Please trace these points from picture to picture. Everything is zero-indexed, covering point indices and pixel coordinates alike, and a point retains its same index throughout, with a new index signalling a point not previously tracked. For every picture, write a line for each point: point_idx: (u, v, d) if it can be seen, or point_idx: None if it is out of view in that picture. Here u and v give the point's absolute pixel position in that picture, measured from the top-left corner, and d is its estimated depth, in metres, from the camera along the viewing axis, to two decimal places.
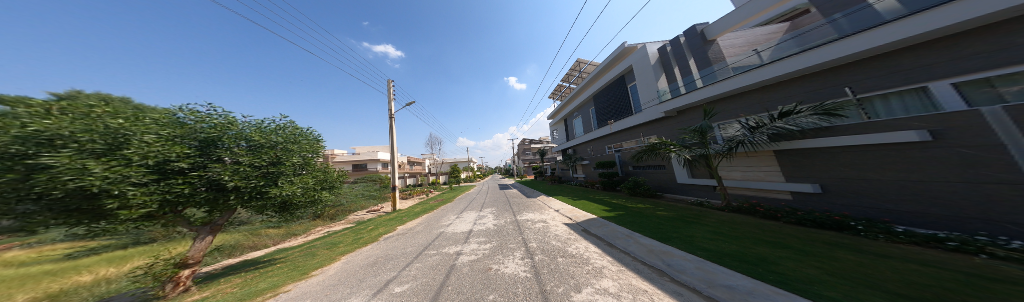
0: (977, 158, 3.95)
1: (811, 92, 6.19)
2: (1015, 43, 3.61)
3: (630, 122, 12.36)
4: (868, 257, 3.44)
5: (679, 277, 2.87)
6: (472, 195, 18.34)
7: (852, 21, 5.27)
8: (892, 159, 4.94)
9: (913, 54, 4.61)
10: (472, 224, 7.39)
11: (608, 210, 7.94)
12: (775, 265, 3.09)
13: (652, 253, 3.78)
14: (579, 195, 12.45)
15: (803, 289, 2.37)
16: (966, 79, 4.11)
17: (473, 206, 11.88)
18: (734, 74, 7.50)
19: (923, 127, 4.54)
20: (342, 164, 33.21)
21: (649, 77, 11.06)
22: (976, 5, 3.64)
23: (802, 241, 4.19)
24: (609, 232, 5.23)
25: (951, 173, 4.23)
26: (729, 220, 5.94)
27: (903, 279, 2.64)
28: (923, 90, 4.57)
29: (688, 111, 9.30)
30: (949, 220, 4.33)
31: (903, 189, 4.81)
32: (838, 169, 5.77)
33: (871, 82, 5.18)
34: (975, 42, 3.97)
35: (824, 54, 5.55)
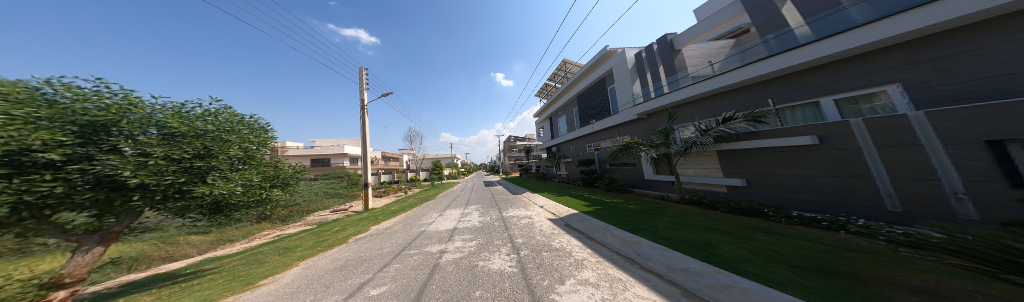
0: (847, 159, 5.27)
1: (744, 102, 7.37)
2: (874, 70, 5.02)
3: (608, 122, 13.29)
4: (776, 237, 4.35)
5: (647, 265, 3.25)
6: (455, 192, 17.77)
7: (780, 42, 6.37)
8: (794, 159, 6.22)
9: (817, 73, 5.86)
10: (457, 222, 7.24)
11: (586, 204, 8.53)
12: (716, 248, 3.72)
13: (625, 244, 4.20)
14: (561, 192, 13.12)
15: (734, 267, 2.92)
16: (842, 96, 5.52)
17: (455, 204, 11.53)
18: (693, 82, 8.41)
19: (812, 133, 5.80)
20: (298, 158, 29.11)
21: (627, 81, 12.04)
22: (865, 34, 4.80)
23: (734, 227, 5.08)
24: (589, 226, 5.64)
25: (830, 169, 5.56)
26: (684, 211, 6.91)
27: (797, 253, 3.43)
28: (816, 105, 5.97)
29: (655, 114, 10.30)
30: (826, 207, 5.69)
31: (799, 183, 6.17)
32: (759, 167, 7.01)
33: (786, 95, 6.44)
34: (855, 67, 5.27)
35: (761, 68, 6.60)
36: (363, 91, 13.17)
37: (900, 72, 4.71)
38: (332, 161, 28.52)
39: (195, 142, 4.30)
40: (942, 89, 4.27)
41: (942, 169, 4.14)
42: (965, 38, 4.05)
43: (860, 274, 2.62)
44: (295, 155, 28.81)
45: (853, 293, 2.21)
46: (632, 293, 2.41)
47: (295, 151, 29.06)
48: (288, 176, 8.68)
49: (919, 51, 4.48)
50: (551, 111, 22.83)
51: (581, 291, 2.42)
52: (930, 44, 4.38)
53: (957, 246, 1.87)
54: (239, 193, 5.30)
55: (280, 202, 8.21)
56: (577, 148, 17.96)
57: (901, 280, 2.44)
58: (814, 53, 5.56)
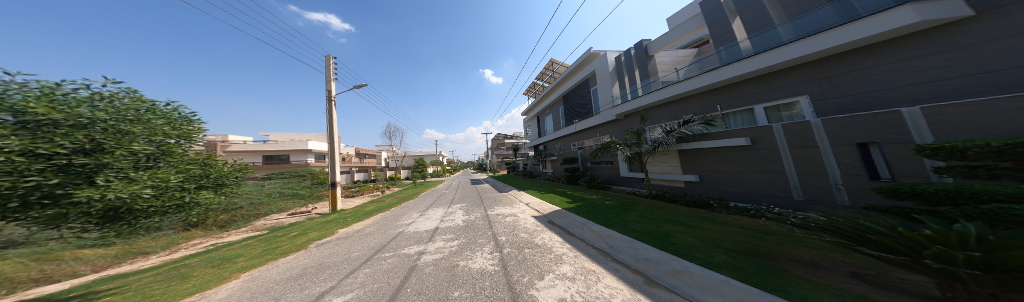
0: (769, 157, 6.44)
1: (699, 107, 8.48)
2: (790, 83, 6.41)
3: (590, 123, 14.15)
4: (718, 225, 5.10)
5: (617, 257, 3.51)
6: (439, 191, 16.95)
7: (727, 55, 7.44)
8: (732, 157, 7.38)
9: (753, 84, 7.11)
10: (439, 221, 6.90)
11: (568, 201, 8.92)
12: (673, 237, 4.22)
13: (600, 238, 4.47)
14: (545, 189, 13.47)
15: (684, 254, 3.35)
16: (770, 104, 6.84)
17: (439, 203, 10.95)
18: (662, 87, 9.35)
19: (748, 135, 6.92)
20: (245, 154, 24.90)
21: (608, 83, 13.05)
22: (788, 52, 6.06)
23: (689, 218, 5.80)
24: (569, 222, 5.89)
25: (756, 166, 6.76)
26: (651, 206, 7.65)
27: (733, 238, 4.08)
28: (751, 112, 7.24)
29: (630, 116, 11.29)
30: (755, 198, 6.85)
31: (736, 178, 7.32)
32: (708, 164, 8.15)
33: (731, 102, 7.65)
34: (779, 80, 6.60)
35: (714, 77, 7.63)
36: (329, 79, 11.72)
37: (811, 87, 6.04)
38: (290, 158, 24.91)
39: (77, 134, 3.51)
40: (834, 101, 5.69)
41: (828, 164, 5.37)
42: (845, 62, 5.50)
43: (772, 253, 3.26)
44: (240, 151, 24.55)
45: (767, 269, 2.71)
46: (604, 284, 2.57)
47: (242, 147, 24.83)
48: (222, 174, 7.26)
49: (822, 69, 5.86)
50: (539, 110, 23.39)
51: (558, 285, 2.50)
52: (829, 63, 5.75)
53: (830, 223, 2.48)
54: (146, 197, 4.72)
55: (213, 205, 6.80)
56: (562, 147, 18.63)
57: (801, 257, 3.07)
58: (755, 64, 6.70)
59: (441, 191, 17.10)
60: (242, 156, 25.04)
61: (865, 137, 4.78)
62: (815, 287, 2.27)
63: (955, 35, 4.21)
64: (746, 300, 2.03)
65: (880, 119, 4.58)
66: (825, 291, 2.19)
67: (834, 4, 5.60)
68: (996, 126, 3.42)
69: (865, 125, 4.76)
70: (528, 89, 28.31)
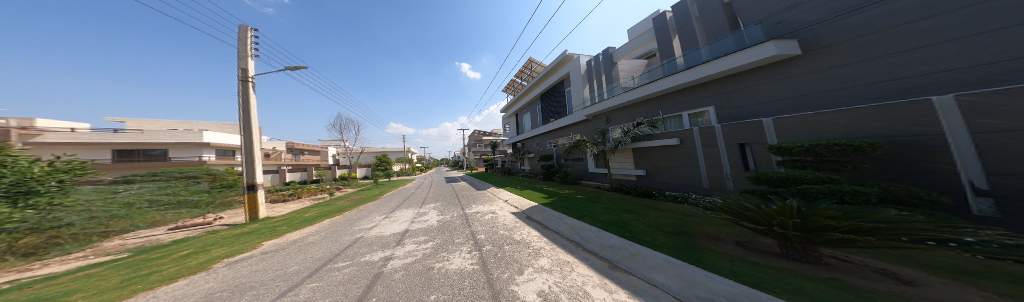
0: (690, 155, 8.14)
1: (647, 111, 10.00)
2: (704, 95, 8.19)
3: (564, 122, 15.13)
4: (659, 211, 6.16)
5: (587, 246, 3.90)
6: (407, 191, 15.40)
7: (666, 68, 8.98)
8: (667, 154, 9.00)
9: (682, 94, 8.77)
10: (409, 223, 6.29)
11: (543, 197, 9.34)
12: (629, 225, 4.92)
13: (573, 230, 4.86)
14: (524, 185, 13.75)
15: (637, 239, 3.96)
16: (692, 112, 8.58)
17: (407, 204, 9.94)
18: (621, 92, 10.65)
19: (677, 136, 8.55)
20: (94, 147, 17.47)
21: (580, 85, 14.10)
22: (705, 70, 7.66)
23: (638, 207, 6.84)
24: (545, 216, 6.22)
25: (681, 162, 8.45)
26: (611, 198, 8.71)
27: (670, 221, 5.01)
28: (679, 117, 8.96)
29: (597, 117, 12.65)
30: (681, 187, 8.57)
31: (670, 171, 8.96)
32: (650, 160, 9.72)
33: (667, 108, 9.28)
34: (698, 92, 8.33)
35: (657, 86, 9.08)
36: (246, 58, 9.06)
37: (716, 100, 7.89)
38: (182, 153, 18.65)
39: None
40: (728, 111, 7.60)
41: (724, 160, 7.11)
42: (738, 82, 7.34)
43: (695, 232, 4.15)
44: (85, 142, 17.12)
45: (691, 245, 3.48)
46: (577, 273, 2.83)
47: (85, 137, 17.21)
48: (25, 175, 4.26)
49: (724, 86, 7.66)
50: (517, 108, 23.85)
51: (537, 278, 2.63)
52: (730, 82, 7.53)
53: (725, 206, 3.34)
54: None
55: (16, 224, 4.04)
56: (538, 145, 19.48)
57: (712, 234, 4.01)
58: (683, 78, 8.27)
59: (409, 190, 15.57)
60: (88, 150, 17.50)
61: (746, 139, 6.52)
62: (719, 256, 3.04)
63: None
64: (680, 274, 2.58)
65: (753, 126, 6.35)
66: (727, 258, 2.96)
67: (733, 35, 7.34)
68: (812, 134, 5.23)
69: (745, 130, 6.50)
70: (506, 86, 28.34)
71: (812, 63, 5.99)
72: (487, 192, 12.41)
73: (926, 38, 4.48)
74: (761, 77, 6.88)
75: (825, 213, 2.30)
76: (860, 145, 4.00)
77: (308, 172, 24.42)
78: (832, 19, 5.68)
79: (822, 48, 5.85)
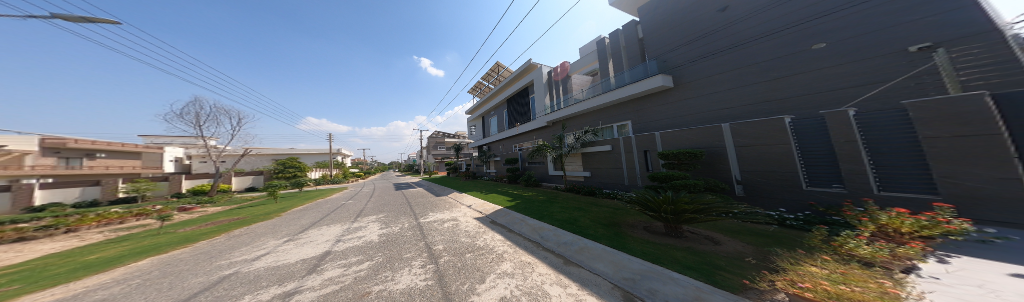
0: (617, 158, 10.07)
1: (590, 121, 11.97)
2: (625, 111, 10.47)
3: (529, 127, 16.10)
4: (601, 207, 7.25)
5: (546, 245, 4.14)
6: (335, 203, 12.07)
7: (601, 87, 11.08)
8: (603, 158, 10.79)
9: (613, 110, 10.96)
10: (339, 242, 4.92)
11: (508, 199, 9.39)
12: (579, 221, 5.54)
13: (534, 231, 5.05)
14: (489, 189, 13.41)
15: (584, 233, 4.54)
16: (619, 124, 10.77)
17: (333, 220, 7.69)
18: (570, 104, 12.45)
19: (609, 143, 10.41)
20: None
21: (543, 92, 15.35)
22: (624, 91, 9.85)
23: (586, 204, 7.81)
24: (510, 219, 6.22)
25: (613, 164, 10.29)
26: (565, 197, 9.70)
27: (609, 215, 5.96)
28: (610, 129, 11.13)
29: (556, 123, 14.12)
30: (612, 185, 10.42)
31: (606, 173, 10.74)
32: (593, 164, 11.38)
33: (603, 120, 11.38)
34: (622, 108, 10.60)
35: (595, 101, 11.05)
36: None
37: (633, 115, 10.19)
38: None
39: None
40: (640, 125, 9.94)
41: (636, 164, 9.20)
42: (645, 102, 9.75)
43: (623, 221, 5.16)
44: None
45: (618, 233, 4.32)
46: (539, 272, 2.92)
47: None
48: None
49: (637, 104, 10.01)
50: (483, 111, 23.88)
51: (499, 285, 2.54)
52: (641, 101, 9.90)
53: (634, 200, 4.38)
54: None
55: None
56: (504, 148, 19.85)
57: (634, 222, 5.05)
58: (612, 96, 10.35)
59: (338, 202, 12.24)
60: None
61: (648, 146, 8.63)
62: (635, 239, 3.89)
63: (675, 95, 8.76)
64: (616, 259, 3.11)
65: (648, 138, 8.62)
66: (640, 241, 3.79)
67: (641, 66, 9.76)
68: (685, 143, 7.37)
69: (648, 140, 8.60)
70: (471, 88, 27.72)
71: (684, 92, 8.66)
72: (444, 198, 11.40)
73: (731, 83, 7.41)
74: (658, 99, 9.35)
75: (683, 202, 3.51)
76: (692, 152, 6.55)
77: (105, 187, 15.40)
78: (690, 63, 8.57)
79: (688, 82, 8.61)
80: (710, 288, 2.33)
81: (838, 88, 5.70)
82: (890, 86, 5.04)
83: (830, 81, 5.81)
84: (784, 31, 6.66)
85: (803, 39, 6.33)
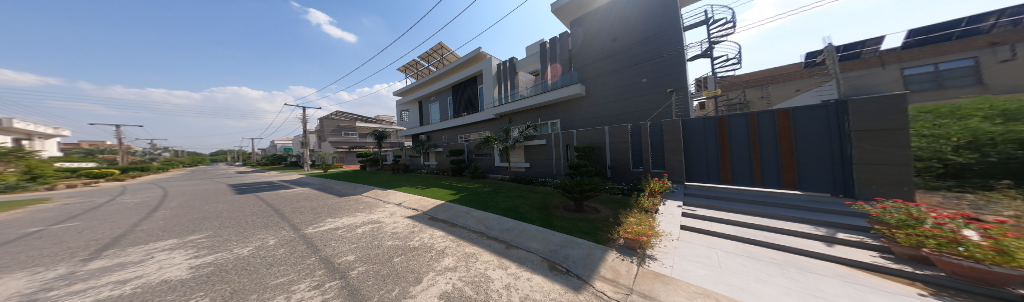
0: (546, 151, 11.10)
1: (531, 118, 13.25)
2: (554, 111, 12.31)
3: (476, 118, 15.92)
4: (539, 193, 8.05)
5: (490, 234, 4.19)
6: (65, 225, 6.08)
7: (537, 89, 12.56)
8: (535, 151, 11.56)
9: (546, 111, 12.66)
10: (117, 281, 2.79)
11: (452, 193, 8.78)
12: (520, 208, 5.90)
13: (479, 221, 4.96)
14: (428, 183, 11.97)
15: (525, 218, 4.92)
16: (551, 121, 12.46)
17: (38, 256, 3.79)
18: (514, 101, 13.46)
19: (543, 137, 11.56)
20: None
21: (492, 84, 15.39)
22: (551, 95, 11.62)
23: (528, 192, 8.45)
24: (453, 213, 5.83)
25: (541, 155, 11.31)
26: (506, 187, 10.02)
27: (547, 200, 6.64)
28: (548, 125, 12.67)
29: (503, 117, 14.71)
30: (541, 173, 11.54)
31: (539, 163, 11.54)
32: (526, 156, 12.14)
33: (540, 117, 12.95)
34: (553, 109, 12.41)
35: (532, 101, 12.46)
36: None
37: (559, 116, 12.23)
38: None
39: None
40: (566, 123, 12.01)
41: (559, 157, 10.52)
42: (564, 106, 11.93)
43: (553, 204, 6.01)
44: None
45: (548, 214, 4.99)
46: (481, 261, 2.96)
47: None
48: None
49: (561, 108, 12.07)
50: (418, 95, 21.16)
51: (439, 281, 2.37)
52: (563, 105, 11.96)
53: (557, 186, 5.24)
54: None
55: None
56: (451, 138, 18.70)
57: (561, 204, 5.97)
58: (547, 97, 11.82)
59: (12, 231, 5.65)
60: None
61: (568, 141, 10.09)
62: (559, 218, 4.62)
63: (581, 103, 11.34)
64: (545, 236, 3.65)
65: (568, 135, 10.14)
66: (561, 218, 4.63)
67: (567, 74, 11.58)
68: (592, 137, 9.16)
69: (569, 135, 10.10)
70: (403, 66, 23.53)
71: (585, 101, 11.21)
72: (350, 199, 8.84)
73: (608, 99, 10.50)
74: (571, 104, 11.66)
75: (584, 185, 4.69)
76: (590, 147, 8.57)
77: None
78: (588, 79, 11.21)
79: (588, 94, 11.15)
80: (595, 245, 3.24)
81: (648, 110, 9.43)
82: (661, 111, 9.04)
83: (647, 103, 9.44)
84: (627, 68, 10.00)
85: (635, 75, 9.79)
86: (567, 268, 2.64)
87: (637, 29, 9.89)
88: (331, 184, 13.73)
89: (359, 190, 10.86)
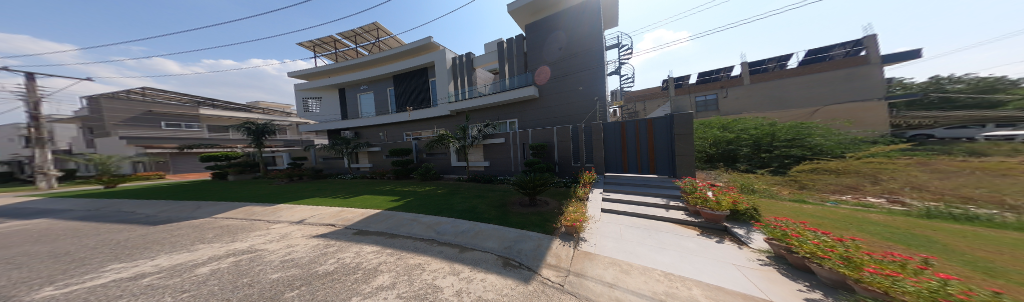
0: (500, 149, 11.24)
1: (487, 116, 13.36)
2: (508, 112, 12.79)
3: (426, 113, 14.67)
4: (496, 192, 8.08)
5: (441, 239, 3.88)
6: None
7: (493, 87, 12.60)
8: (494, 149, 11.41)
9: (501, 111, 13.00)
10: None
11: (394, 199, 7.55)
12: (475, 208, 5.73)
13: (427, 228, 4.51)
14: (356, 190, 9.84)
15: (479, 218, 4.81)
16: (506, 120, 12.87)
17: None
18: (470, 97, 13.07)
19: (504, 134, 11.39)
20: None
21: (444, 78, 14.38)
22: (505, 95, 11.97)
23: (484, 191, 8.35)
24: (392, 222, 5.05)
25: (495, 154, 11.39)
26: (463, 188, 9.52)
27: (502, 198, 6.71)
28: (507, 124, 13.07)
29: (459, 113, 14.12)
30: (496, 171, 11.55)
31: (493, 161, 11.49)
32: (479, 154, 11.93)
33: (494, 116, 13.21)
34: (506, 111, 12.85)
35: (486, 100, 12.47)
36: None
37: (515, 116, 12.78)
38: None
39: None
40: (521, 122, 12.65)
41: (514, 155, 10.87)
42: (517, 107, 12.55)
43: (507, 201, 6.18)
44: None
45: (503, 212, 5.04)
46: (427, 271, 2.68)
47: None
48: None
49: (514, 109, 12.66)
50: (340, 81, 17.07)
51: None
52: (516, 107, 12.56)
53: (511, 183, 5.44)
54: None
55: None
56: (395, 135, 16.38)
57: (515, 200, 6.19)
58: (502, 97, 12.04)
59: None
60: None
61: (522, 139, 10.54)
62: (514, 215, 4.74)
63: (531, 105, 12.19)
64: (499, 234, 3.70)
65: (524, 134, 10.52)
66: (516, 214, 4.78)
67: (522, 76, 12.09)
68: (543, 137, 9.86)
69: (522, 134, 10.58)
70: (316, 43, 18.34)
71: (533, 103, 12.11)
72: (193, 226, 5.74)
73: (551, 102, 11.76)
74: (522, 105, 12.39)
75: (534, 180, 5.07)
76: (541, 146, 9.39)
77: None
78: (539, 83, 12.09)
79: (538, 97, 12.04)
80: (543, 236, 3.53)
81: (583, 113, 11.07)
82: (591, 115, 10.87)
83: (582, 108, 11.05)
84: (568, 77, 11.38)
85: (574, 83, 11.27)
86: (519, 262, 2.76)
87: (578, 43, 11.22)
88: (121, 210, 8.07)
89: (207, 213, 7.15)
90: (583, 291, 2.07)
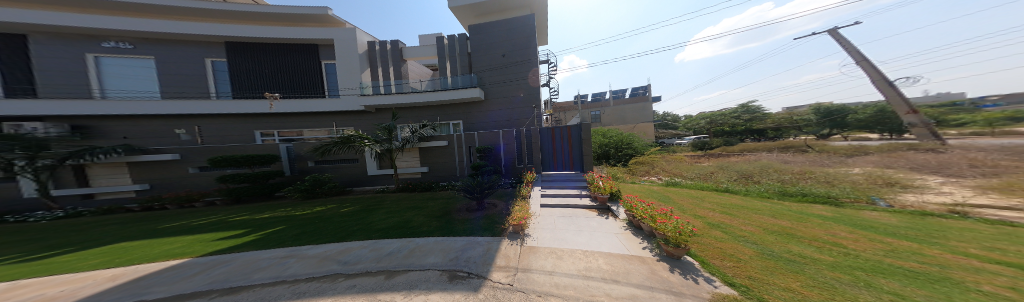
0: (438, 153, 10.20)
1: (419, 116, 11.96)
2: (447, 112, 11.93)
3: (325, 106, 11.37)
4: (435, 200, 7.21)
5: (354, 269, 2.96)
6: None
7: (428, 84, 11.41)
8: (430, 153, 10.20)
9: (439, 111, 11.94)
10: None
11: (237, 237, 4.89)
12: (409, 222, 4.83)
13: (326, 260, 3.31)
14: (144, 232, 5.90)
15: (412, 233, 4.09)
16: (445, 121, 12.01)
17: None
18: (400, 92, 11.21)
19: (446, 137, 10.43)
20: None
21: (354, 64, 11.65)
22: (444, 95, 11.14)
23: (418, 201, 7.27)
24: (238, 269, 3.22)
25: (431, 158, 10.23)
26: (391, 200, 7.88)
27: (441, 206, 6.05)
28: (446, 125, 12.23)
29: (382, 110, 11.94)
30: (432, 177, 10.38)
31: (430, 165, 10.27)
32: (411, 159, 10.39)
33: (427, 115, 12.02)
34: (444, 111, 11.99)
35: (416, 97, 11.08)
36: None
37: (456, 117, 12.14)
38: None
39: None
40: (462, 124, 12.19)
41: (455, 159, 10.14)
42: (457, 108, 11.93)
43: (450, 209, 5.61)
44: None
45: (445, 222, 4.50)
46: None
47: None
48: None
49: (453, 109, 12.00)
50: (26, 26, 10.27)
51: None
52: (457, 107, 11.91)
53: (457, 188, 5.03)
54: None
55: None
56: (238, 134, 11.63)
57: (456, 207, 5.71)
58: (440, 95, 11.12)
59: None
60: None
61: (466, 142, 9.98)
62: (458, 223, 4.33)
63: (472, 106, 11.88)
64: (440, 247, 3.28)
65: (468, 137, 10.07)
66: (461, 222, 4.38)
67: (464, 77, 11.68)
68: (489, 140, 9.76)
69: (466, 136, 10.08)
70: None
71: (475, 104, 11.84)
72: None
73: (493, 105, 11.95)
74: (462, 106, 11.91)
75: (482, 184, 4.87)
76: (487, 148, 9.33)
77: None
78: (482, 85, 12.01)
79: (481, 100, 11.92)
80: (491, 239, 3.42)
81: (522, 118, 11.93)
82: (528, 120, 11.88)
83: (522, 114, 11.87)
84: (509, 83, 11.88)
85: (514, 89, 11.85)
86: (468, 271, 2.52)
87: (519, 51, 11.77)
88: None
89: None
90: (529, 285, 2.11)
